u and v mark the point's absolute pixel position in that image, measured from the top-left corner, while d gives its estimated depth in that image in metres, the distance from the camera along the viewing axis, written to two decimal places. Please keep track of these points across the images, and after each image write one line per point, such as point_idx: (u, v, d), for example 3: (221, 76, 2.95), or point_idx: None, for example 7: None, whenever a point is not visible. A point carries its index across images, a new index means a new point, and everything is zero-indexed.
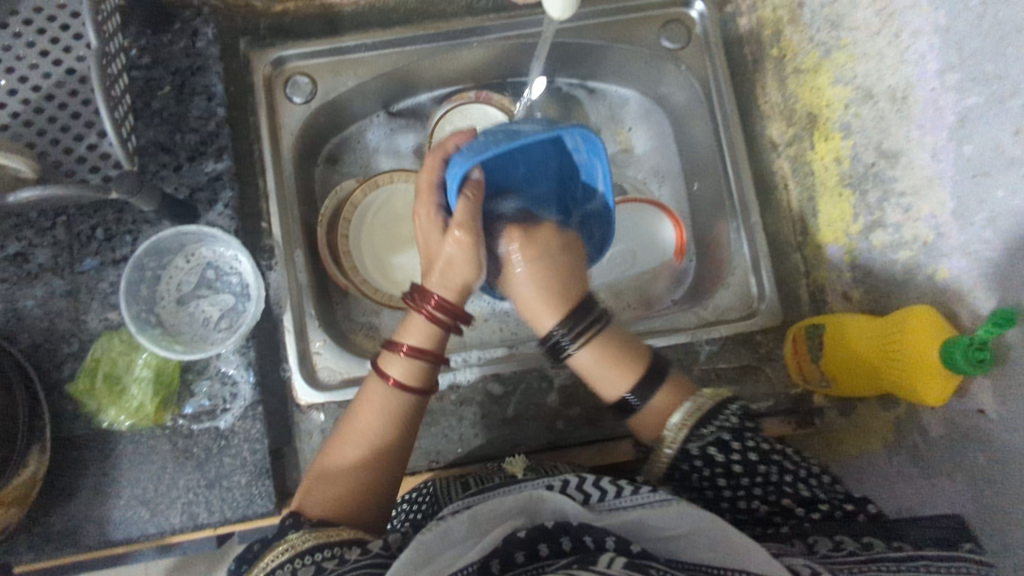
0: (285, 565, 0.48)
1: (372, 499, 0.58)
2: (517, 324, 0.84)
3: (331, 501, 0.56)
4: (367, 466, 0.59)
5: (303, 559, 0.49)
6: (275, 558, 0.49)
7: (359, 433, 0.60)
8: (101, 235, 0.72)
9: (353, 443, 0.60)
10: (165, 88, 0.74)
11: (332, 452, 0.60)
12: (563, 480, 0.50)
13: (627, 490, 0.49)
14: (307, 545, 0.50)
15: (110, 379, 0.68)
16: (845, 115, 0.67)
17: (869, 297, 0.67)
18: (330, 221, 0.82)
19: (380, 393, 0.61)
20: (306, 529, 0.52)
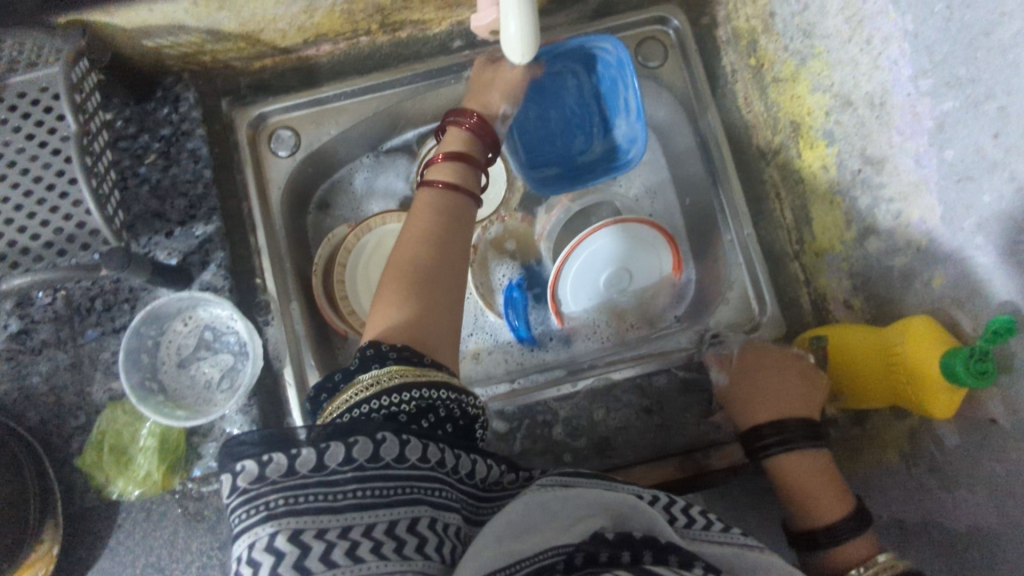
0: (371, 402, 0.49)
1: (440, 321, 0.58)
2: (522, 353, 0.84)
3: (407, 322, 0.57)
4: (428, 283, 0.60)
5: (386, 405, 0.49)
6: (362, 391, 0.50)
7: (428, 297, 0.59)
8: (100, 306, 0.73)
9: (401, 298, 0.58)
10: (151, 156, 0.76)
11: (385, 294, 0.59)
12: (654, 497, 0.52)
13: (715, 523, 0.50)
14: (393, 382, 0.50)
15: (116, 450, 0.68)
16: (826, 122, 0.66)
17: (870, 305, 0.65)
18: (325, 268, 0.82)
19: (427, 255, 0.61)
20: (391, 364, 0.52)
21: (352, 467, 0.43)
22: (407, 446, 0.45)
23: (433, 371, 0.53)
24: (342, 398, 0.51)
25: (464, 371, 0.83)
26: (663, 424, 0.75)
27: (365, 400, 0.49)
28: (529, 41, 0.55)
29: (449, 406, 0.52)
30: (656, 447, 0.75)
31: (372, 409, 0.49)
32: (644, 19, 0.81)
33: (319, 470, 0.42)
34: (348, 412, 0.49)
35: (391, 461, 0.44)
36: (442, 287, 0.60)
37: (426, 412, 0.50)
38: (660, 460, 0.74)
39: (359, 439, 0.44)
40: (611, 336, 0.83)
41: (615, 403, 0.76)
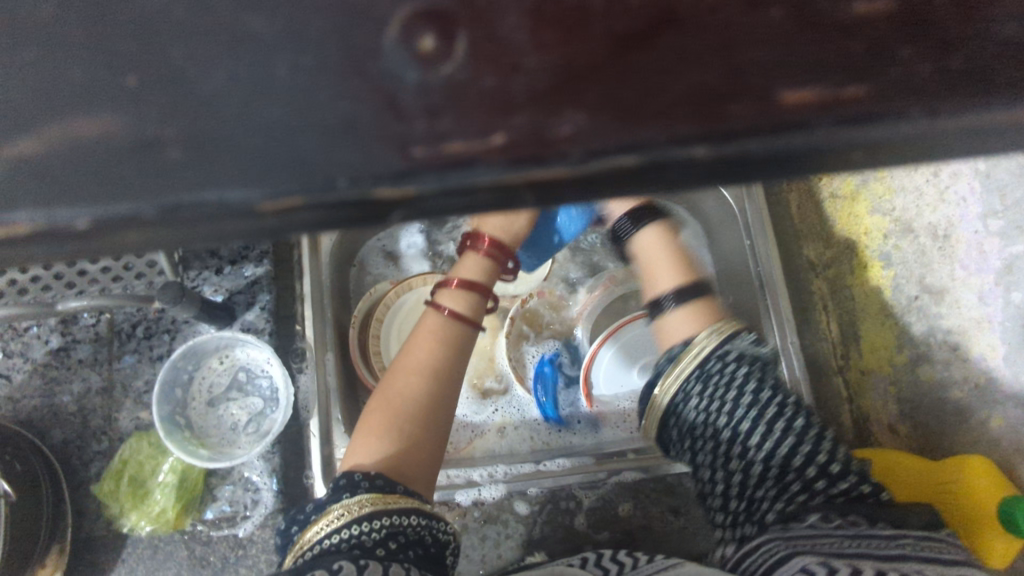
0: (343, 528, 0.49)
1: (415, 462, 0.58)
2: (549, 432, 0.82)
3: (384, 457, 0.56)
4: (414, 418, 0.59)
5: (361, 524, 0.49)
6: (331, 522, 0.50)
7: (405, 414, 0.59)
8: (140, 333, 0.73)
9: (383, 431, 0.58)
10: None
11: (371, 422, 0.58)
12: (586, 559, 0.53)
13: (642, 561, 0.51)
14: (363, 509, 0.50)
15: (135, 482, 0.68)
16: (884, 245, 0.66)
17: (917, 433, 0.65)
18: (363, 321, 0.82)
19: (406, 382, 0.60)
20: (363, 492, 0.52)
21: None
22: (367, 568, 0.45)
23: (405, 497, 0.53)
24: (313, 528, 0.50)
25: (488, 444, 0.81)
26: (686, 526, 0.74)
27: (336, 530, 0.49)
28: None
29: (418, 530, 0.51)
30: (676, 551, 0.73)
31: (340, 538, 0.49)
32: None
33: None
34: (311, 546, 0.49)
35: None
36: (428, 438, 0.59)
37: (395, 535, 0.49)
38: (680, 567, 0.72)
39: (316, 571, 0.45)
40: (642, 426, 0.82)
41: (640, 498, 0.75)
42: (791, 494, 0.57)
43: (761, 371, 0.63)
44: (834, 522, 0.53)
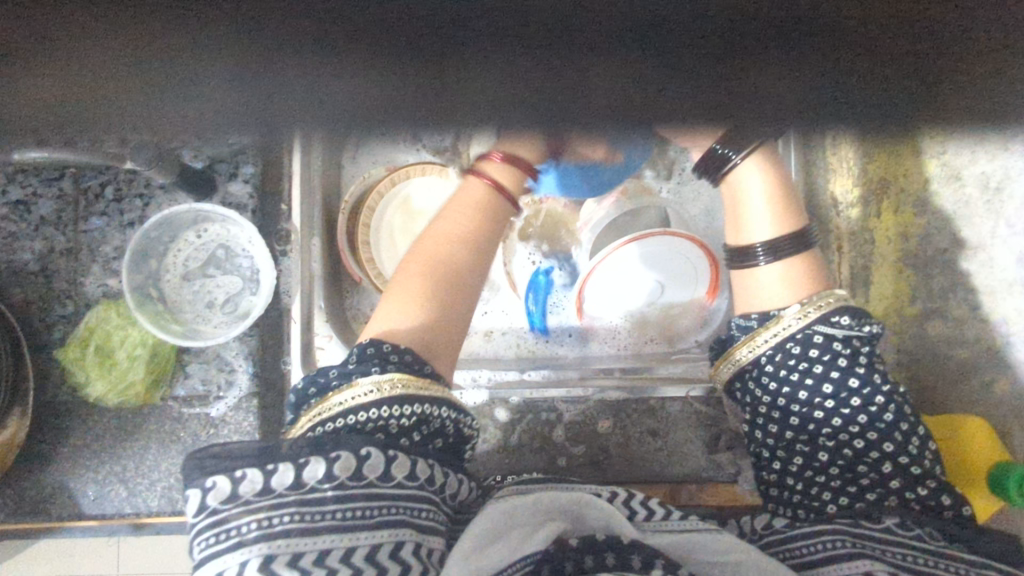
0: (376, 411, 0.47)
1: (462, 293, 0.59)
2: (535, 342, 0.80)
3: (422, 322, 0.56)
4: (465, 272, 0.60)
5: (397, 408, 0.48)
6: (358, 396, 0.48)
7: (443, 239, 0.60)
8: (110, 194, 0.67)
9: (425, 291, 0.57)
10: None
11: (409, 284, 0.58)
12: (613, 493, 0.54)
13: (673, 514, 0.52)
14: (397, 392, 0.49)
15: (101, 352, 0.64)
16: (922, 191, 0.62)
17: None
18: (354, 208, 0.77)
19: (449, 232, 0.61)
20: (393, 371, 0.50)
21: (332, 484, 0.43)
22: (394, 462, 0.45)
23: (436, 385, 0.52)
24: (333, 406, 0.48)
25: (474, 347, 0.80)
26: (662, 448, 0.74)
27: (369, 409, 0.47)
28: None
29: (445, 422, 0.50)
30: (650, 472, 0.73)
31: (364, 418, 0.47)
32: None
33: (298, 488, 0.42)
34: (336, 412, 0.48)
35: (375, 478, 0.44)
36: (448, 316, 0.58)
37: (423, 424, 0.49)
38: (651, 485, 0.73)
39: (341, 454, 0.44)
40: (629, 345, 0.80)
41: (621, 418, 0.74)
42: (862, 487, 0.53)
43: (858, 358, 0.54)
44: (910, 532, 0.51)
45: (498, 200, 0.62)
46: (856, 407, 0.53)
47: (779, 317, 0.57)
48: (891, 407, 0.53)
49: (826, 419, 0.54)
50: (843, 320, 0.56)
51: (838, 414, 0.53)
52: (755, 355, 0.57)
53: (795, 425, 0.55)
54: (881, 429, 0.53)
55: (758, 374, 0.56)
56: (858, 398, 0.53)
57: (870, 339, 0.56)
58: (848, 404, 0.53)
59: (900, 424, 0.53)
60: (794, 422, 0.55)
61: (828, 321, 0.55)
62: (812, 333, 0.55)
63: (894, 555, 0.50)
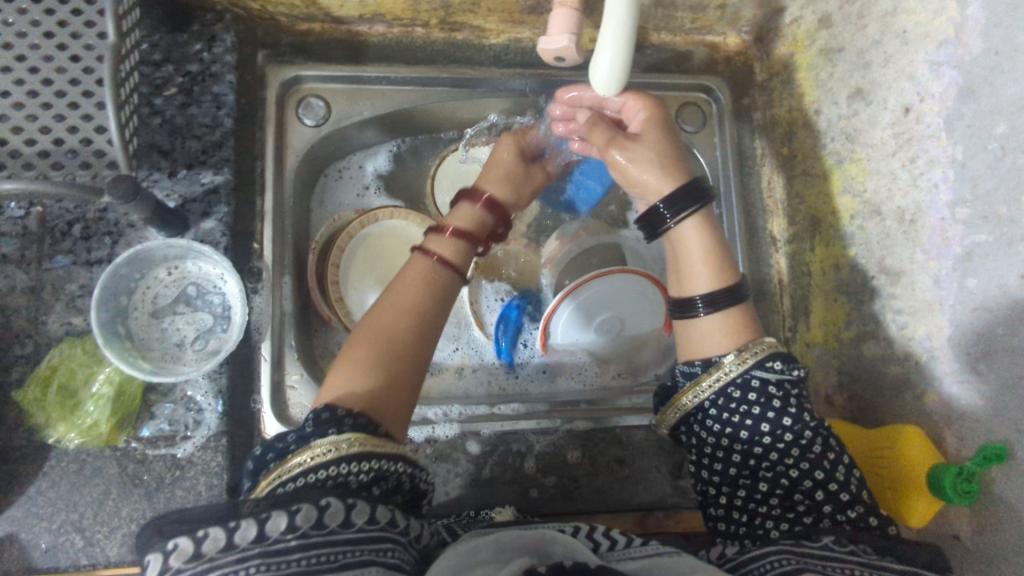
0: (330, 465, 0.47)
1: (398, 379, 0.57)
2: (505, 378, 0.83)
3: (359, 404, 0.54)
4: (410, 352, 0.59)
5: (356, 464, 0.48)
6: (318, 454, 0.48)
7: (401, 304, 0.61)
8: (78, 232, 0.67)
9: (363, 363, 0.57)
10: (171, 90, 0.71)
11: (353, 355, 0.57)
12: (577, 528, 0.56)
13: (635, 541, 0.55)
14: (353, 450, 0.49)
15: (64, 392, 0.62)
16: (850, 225, 0.69)
17: (852, 404, 0.69)
18: (323, 249, 0.79)
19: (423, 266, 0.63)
20: (351, 432, 0.50)
21: (295, 535, 0.43)
22: (353, 508, 0.45)
23: (394, 445, 0.51)
24: (286, 467, 0.48)
25: (444, 384, 0.81)
26: (630, 476, 0.76)
27: (325, 464, 0.48)
28: (627, 69, 0.52)
29: (402, 477, 0.51)
30: (619, 500, 0.75)
31: (319, 478, 0.47)
32: (692, 85, 0.82)
33: (260, 541, 0.42)
34: (292, 481, 0.47)
35: (337, 527, 0.44)
36: (405, 361, 0.58)
37: (381, 481, 0.49)
38: (620, 513, 0.74)
39: (302, 507, 0.44)
40: (594, 381, 0.84)
41: (590, 447, 0.76)
42: (800, 514, 0.57)
43: (789, 400, 0.59)
44: (847, 548, 0.53)
45: (478, 206, 0.69)
46: (790, 437, 0.58)
47: (720, 363, 0.61)
48: (817, 438, 0.58)
49: (764, 455, 0.59)
50: (777, 365, 0.60)
51: (773, 447, 0.58)
52: (717, 386, 0.60)
53: (739, 461, 0.60)
54: (811, 458, 0.57)
55: (701, 421, 0.62)
56: (791, 434, 0.58)
57: (799, 382, 0.61)
58: (781, 438, 0.58)
59: (826, 452, 0.58)
60: (738, 460, 0.60)
61: (766, 364, 0.60)
62: (749, 378, 0.59)
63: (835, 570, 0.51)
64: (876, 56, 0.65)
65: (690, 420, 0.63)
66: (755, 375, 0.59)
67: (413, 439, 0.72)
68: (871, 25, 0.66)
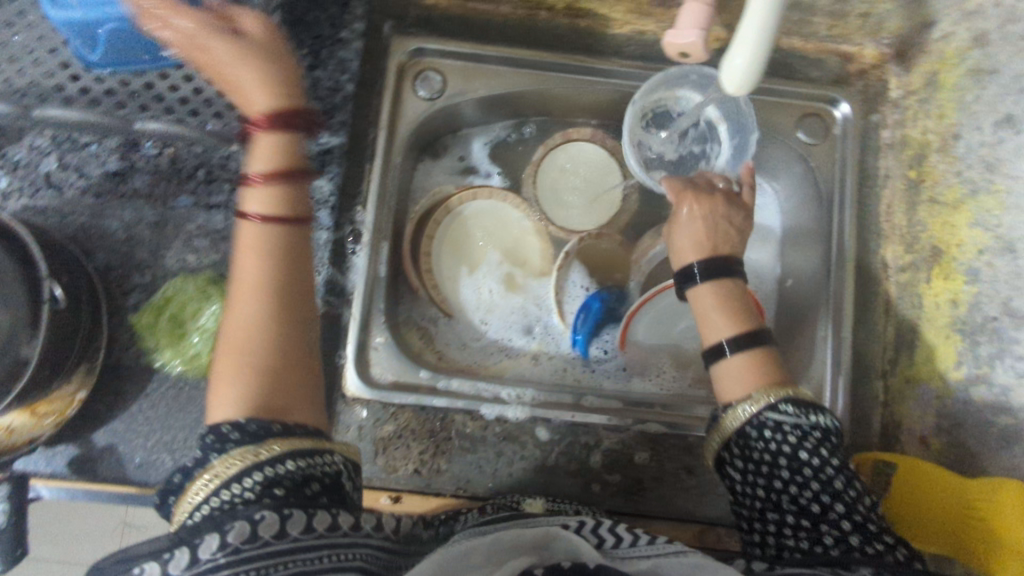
0: (225, 488, 0.46)
1: (276, 379, 0.54)
2: (580, 369, 0.82)
3: (250, 416, 0.51)
4: (279, 289, 0.56)
5: (267, 469, 0.47)
6: (201, 490, 0.47)
7: (244, 279, 0.56)
8: (202, 176, 0.71)
9: (239, 370, 0.53)
10: (301, 52, 0.75)
11: (223, 382, 0.53)
12: (581, 523, 0.55)
13: (641, 540, 0.53)
14: (265, 456, 0.48)
15: (174, 321, 0.67)
16: (975, 260, 0.64)
17: (951, 450, 0.65)
18: (422, 218, 0.81)
19: (253, 234, 0.56)
20: (241, 442, 0.49)
21: (226, 552, 0.43)
22: (316, 517, 0.46)
23: (328, 441, 0.53)
24: (186, 499, 0.48)
25: (520, 368, 0.82)
26: (696, 487, 0.74)
27: (212, 493, 0.47)
28: (756, 76, 0.50)
29: (323, 471, 0.50)
30: (681, 508, 0.74)
31: (227, 495, 0.46)
32: (817, 95, 0.78)
33: (192, 566, 0.43)
34: (200, 506, 0.47)
35: (270, 537, 0.44)
36: (265, 331, 0.54)
37: (309, 469, 0.49)
38: (680, 522, 0.73)
39: (233, 523, 0.44)
40: (672, 385, 0.82)
41: (659, 451, 0.74)
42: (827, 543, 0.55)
43: (806, 438, 0.59)
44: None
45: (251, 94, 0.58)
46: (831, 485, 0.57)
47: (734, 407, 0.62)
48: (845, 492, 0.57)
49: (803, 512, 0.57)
50: (788, 408, 0.60)
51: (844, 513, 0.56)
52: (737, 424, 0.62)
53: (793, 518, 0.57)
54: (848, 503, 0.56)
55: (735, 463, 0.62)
56: (809, 468, 0.57)
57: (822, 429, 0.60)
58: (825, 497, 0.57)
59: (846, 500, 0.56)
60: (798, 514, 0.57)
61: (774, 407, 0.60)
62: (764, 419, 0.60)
63: None
64: None
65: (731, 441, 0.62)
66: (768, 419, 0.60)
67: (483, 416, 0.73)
68: None
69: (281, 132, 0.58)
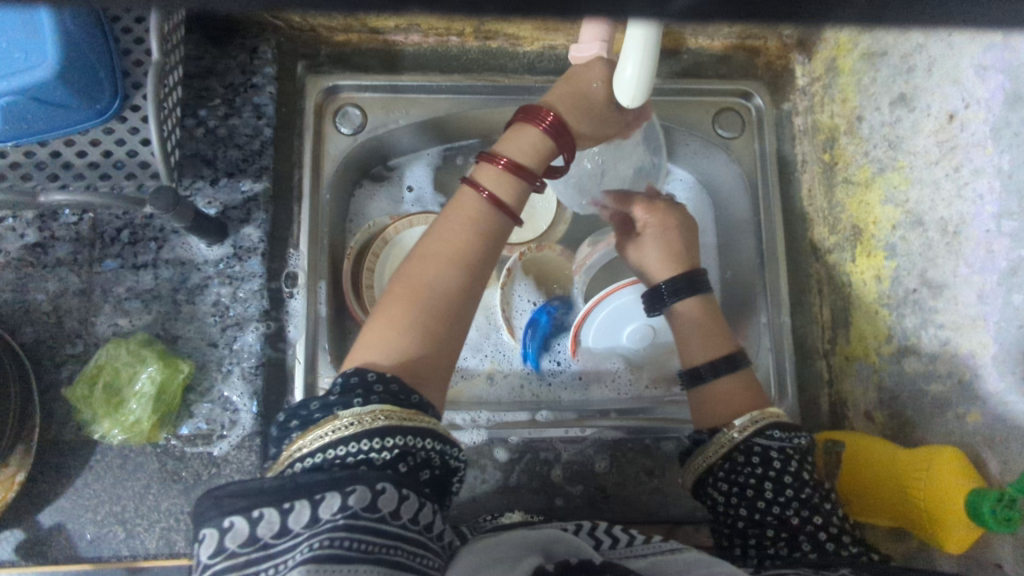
0: (344, 443, 0.47)
1: (440, 338, 0.57)
2: (537, 383, 0.83)
3: (393, 364, 0.54)
4: (451, 296, 0.58)
5: (378, 440, 0.47)
6: (335, 428, 0.48)
7: (434, 253, 0.60)
8: (126, 238, 0.70)
9: (401, 323, 0.56)
10: (215, 101, 0.74)
11: (389, 311, 0.57)
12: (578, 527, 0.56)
13: (639, 540, 0.54)
14: (376, 424, 0.48)
15: (110, 390, 0.65)
16: (891, 235, 0.67)
17: (892, 421, 0.67)
18: (359, 254, 0.79)
19: (473, 205, 0.61)
20: (376, 404, 0.49)
21: (344, 515, 0.43)
22: (405, 502, 0.46)
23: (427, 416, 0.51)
24: (310, 433, 0.49)
25: (475, 390, 0.82)
26: (658, 487, 0.75)
27: (338, 442, 0.47)
28: (647, 86, 0.52)
29: (429, 454, 0.50)
30: (647, 510, 0.74)
31: (343, 453, 0.47)
32: (730, 90, 0.81)
33: (310, 525, 0.43)
34: (309, 454, 0.48)
35: (386, 514, 0.45)
36: (431, 300, 0.58)
37: (424, 463, 0.49)
38: (646, 524, 0.74)
39: (356, 488, 0.44)
40: (626, 388, 0.83)
41: (618, 457, 0.75)
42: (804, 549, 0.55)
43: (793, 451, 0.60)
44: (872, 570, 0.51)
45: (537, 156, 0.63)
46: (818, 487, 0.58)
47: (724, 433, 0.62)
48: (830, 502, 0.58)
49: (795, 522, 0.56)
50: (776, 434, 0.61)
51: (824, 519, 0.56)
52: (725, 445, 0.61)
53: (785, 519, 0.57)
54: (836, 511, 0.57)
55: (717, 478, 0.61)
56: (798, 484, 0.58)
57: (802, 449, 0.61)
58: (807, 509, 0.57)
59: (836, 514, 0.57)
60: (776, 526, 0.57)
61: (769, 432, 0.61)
62: (753, 444, 0.60)
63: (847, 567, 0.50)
64: (920, 61, 0.63)
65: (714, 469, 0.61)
66: (757, 441, 0.60)
67: None
68: (913, 29, 0.64)
69: (513, 175, 0.62)
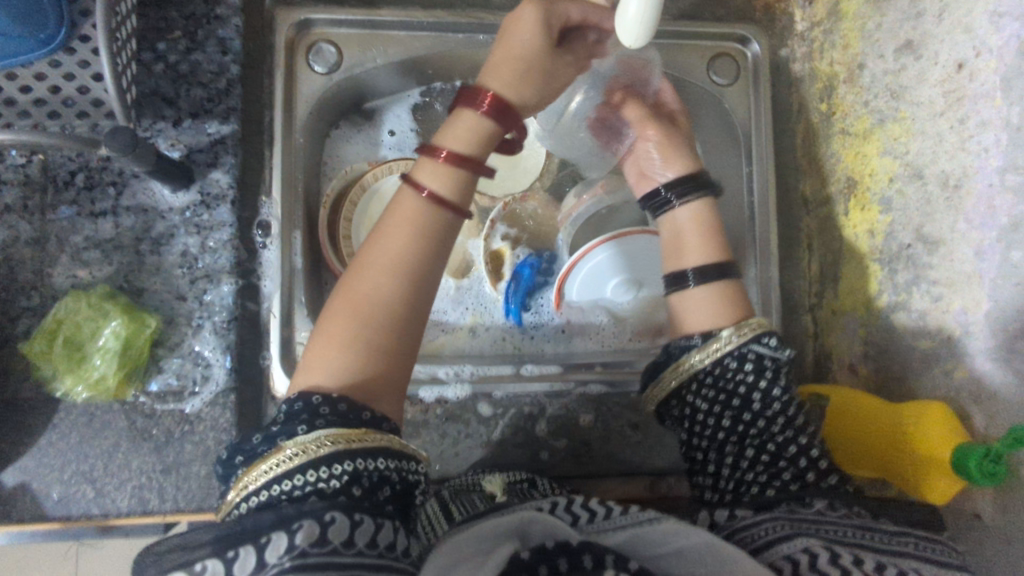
0: (296, 474, 0.46)
1: (388, 352, 0.54)
2: (521, 337, 0.81)
3: (340, 388, 0.52)
4: (393, 308, 0.55)
5: (329, 467, 0.46)
6: (280, 462, 0.46)
7: (380, 261, 0.56)
8: (82, 182, 0.65)
9: (345, 342, 0.53)
10: (175, 33, 0.68)
11: (332, 328, 0.54)
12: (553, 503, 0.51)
13: (617, 511, 0.50)
14: (322, 452, 0.46)
15: (71, 345, 0.61)
16: (887, 188, 0.65)
17: (877, 375, 0.67)
18: (336, 203, 0.75)
19: (410, 208, 0.57)
20: (323, 429, 0.48)
21: (293, 554, 0.41)
22: (359, 527, 0.44)
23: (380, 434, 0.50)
24: (259, 469, 0.47)
25: (458, 344, 0.80)
26: (643, 441, 0.75)
27: (290, 473, 0.46)
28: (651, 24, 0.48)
29: (386, 473, 0.48)
30: (631, 463, 0.74)
31: (293, 485, 0.46)
32: (727, 33, 0.77)
33: (259, 568, 0.41)
34: (259, 490, 0.46)
35: (339, 544, 0.43)
36: (376, 318, 0.54)
37: (384, 482, 0.48)
38: (630, 477, 0.74)
39: (304, 523, 0.42)
40: (612, 342, 0.82)
41: (603, 411, 0.75)
42: (784, 476, 0.56)
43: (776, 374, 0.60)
44: (840, 511, 0.53)
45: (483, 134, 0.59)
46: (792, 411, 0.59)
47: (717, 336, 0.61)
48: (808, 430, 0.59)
49: (778, 457, 0.57)
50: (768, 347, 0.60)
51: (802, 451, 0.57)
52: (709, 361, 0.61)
53: (767, 454, 0.57)
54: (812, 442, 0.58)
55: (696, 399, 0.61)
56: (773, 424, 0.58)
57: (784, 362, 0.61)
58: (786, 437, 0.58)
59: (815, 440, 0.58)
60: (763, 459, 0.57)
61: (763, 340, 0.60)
62: (748, 350, 0.60)
63: (831, 530, 0.50)
64: (930, 5, 0.60)
65: (699, 379, 0.61)
66: (753, 348, 0.60)
67: (423, 399, 0.71)
68: None
69: (454, 170, 0.57)
